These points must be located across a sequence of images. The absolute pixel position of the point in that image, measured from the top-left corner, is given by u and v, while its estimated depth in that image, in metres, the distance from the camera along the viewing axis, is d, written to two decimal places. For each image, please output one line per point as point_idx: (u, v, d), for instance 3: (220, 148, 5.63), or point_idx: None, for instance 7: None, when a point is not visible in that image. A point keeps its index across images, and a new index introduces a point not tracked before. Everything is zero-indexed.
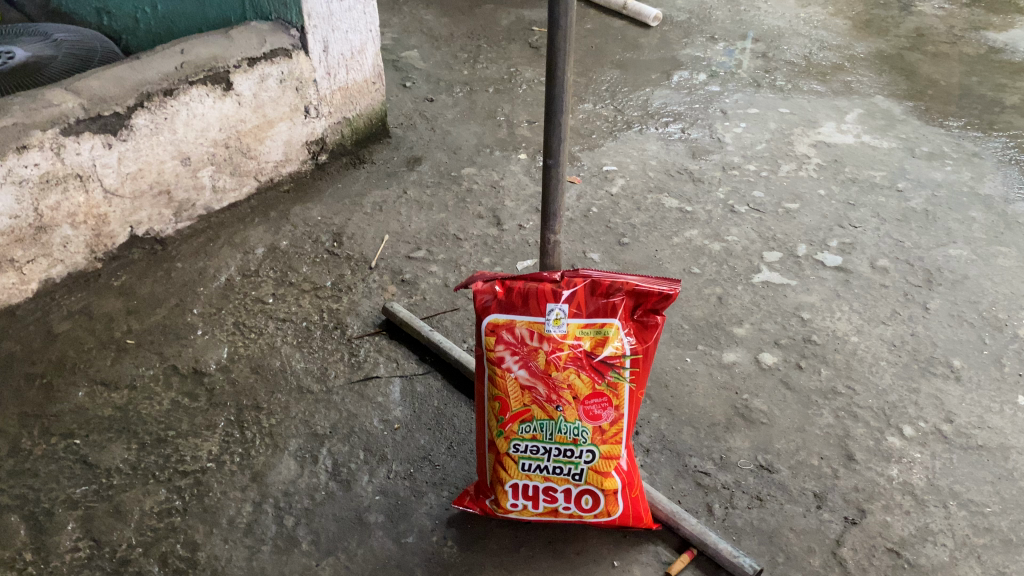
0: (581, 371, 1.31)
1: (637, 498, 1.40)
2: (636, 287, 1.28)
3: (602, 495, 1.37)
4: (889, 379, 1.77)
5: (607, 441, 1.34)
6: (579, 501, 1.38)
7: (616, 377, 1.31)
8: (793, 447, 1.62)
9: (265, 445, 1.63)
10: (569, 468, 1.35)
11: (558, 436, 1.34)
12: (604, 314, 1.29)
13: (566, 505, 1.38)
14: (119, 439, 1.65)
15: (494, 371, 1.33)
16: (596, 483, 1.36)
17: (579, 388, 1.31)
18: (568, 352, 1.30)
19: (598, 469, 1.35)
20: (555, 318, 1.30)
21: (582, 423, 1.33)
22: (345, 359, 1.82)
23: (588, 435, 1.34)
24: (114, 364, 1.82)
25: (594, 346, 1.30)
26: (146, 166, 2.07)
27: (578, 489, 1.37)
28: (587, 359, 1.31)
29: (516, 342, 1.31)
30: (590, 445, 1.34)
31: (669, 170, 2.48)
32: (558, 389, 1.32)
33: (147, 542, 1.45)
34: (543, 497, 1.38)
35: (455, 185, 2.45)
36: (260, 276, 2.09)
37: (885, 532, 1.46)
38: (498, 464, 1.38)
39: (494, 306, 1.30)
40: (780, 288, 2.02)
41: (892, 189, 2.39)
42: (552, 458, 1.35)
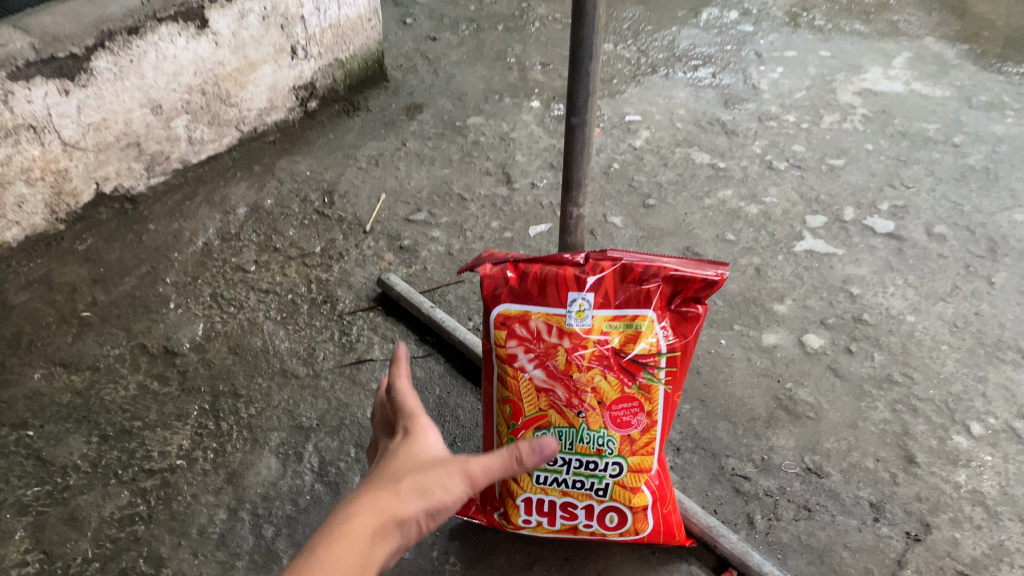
0: (608, 371, 1.10)
1: (669, 515, 1.20)
2: (675, 272, 1.05)
3: (630, 513, 1.17)
4: (951, 367, 1.55)
5: (637, 452, 1.14)
6: (603, 518, 1.18)
7: (649, 378, 1.10)
8: (845, 447, 1.42)
9: (242, 440, 1.43)
10: (591, 483, 1.15)
11: (579, 446, 1.14)
12: (636, 304, 1.07)
13: (587, 522, 1.19)
14: (78, 430, 1.46)
15: (506, 370, 1.12)
16: (623, 499, 1.16)
17: (604, 391, 1.10)
18: (592, 350, 1.09)
19: (625, 483, 1.15)
20: (577, 309, 1.07)
21: (608, 432, 1.12)
22: (335, 339, 1.61)
23: (615, 445, 1.13)
24: (75, 342, 1.62)
25: (624, 342, 1.08)
26: (110, 115, 1.83)
27: (602, 505, 1.17)
28: (615, 358, 1.09)
29: (530, 337, 1.10)
30: (616, 457, 1.14)
31: (699, 121, 2.23)
32: (581, 392, 1.11)
33: (104, 556, 1.27)
34: (560, 514, 1.19)
35: (460, 136, 2.20)
36: (241, 240, 1.87)
37: (954, 552, 1.27)
38: (508, 476, 1.18)
39: (505, 294, 1.09)
40: (826, 258, 1.79)
41: (947, 144, 2.14)
42: (572, 471, 1.15)
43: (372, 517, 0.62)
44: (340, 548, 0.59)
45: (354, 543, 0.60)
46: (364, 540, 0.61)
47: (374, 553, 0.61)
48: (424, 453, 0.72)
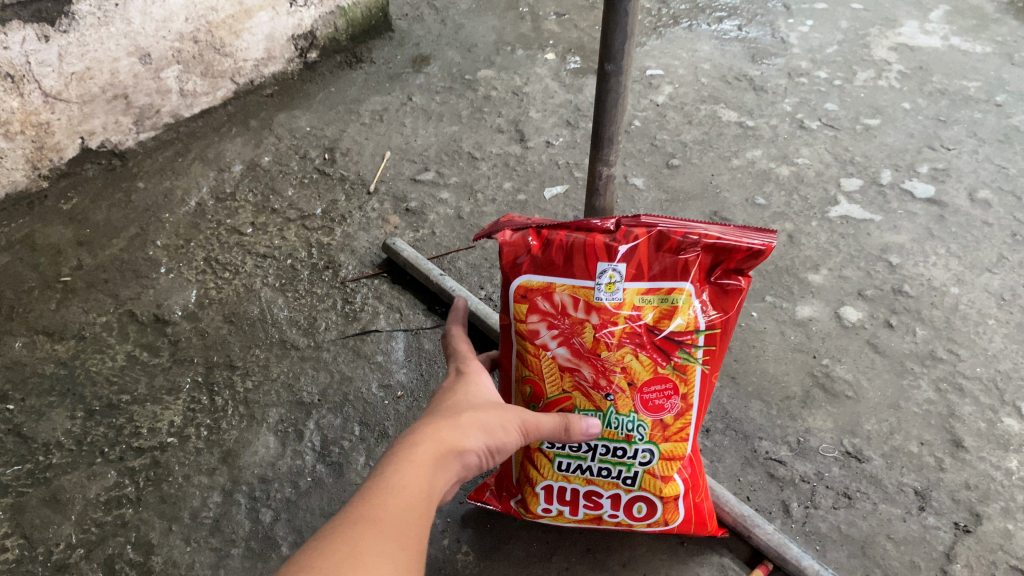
0: (640, 350, 0.97)
1: (700, 505, 1.09)
2: (717, 241, 0.92)
3: (660, 504, 1.06)
4: (999, 343, 1.44)
5: (670, 438, 1.02)
6: (630, 508, 1.07)
7: (686, 358, 0.97)
8: (886, 429, 1.31)
9: (238, 416, 1.33)
10: (619, 470, 1.04)
11: (606, 431, 1.02)
12: (672, 276, 0.94)
13: (613, 513, 1.08)
14: (62, 404, 1.36)
15: (527, 348, 1.00)
16: (653, 489, 1.05)
17: (635, 371, 0.98)
18: (623, 327, 0.96)
19: (656, 472, 1.04)
20: (608, 282, 0.94)
21: (638, 416, 1.01)
22: (337, 308, 1.51)
23: (646, 430, 1.01)
24: (59, 309, 1.52)
25: (658, 318, 0.95)
26: (95, 64, 1.71)
27: (630, 494, 1.06)
28: (648, 336, 0.96)
29: (554, 312, 0.97)
30: (647, 443, 1.02)
31: (726, 76, 2.11)
32: (610, 373, 0.98)
33: (89, 542, 1.17)
34: (583, 504, 1.08)
35: (470, 90, 2.07)
36: (237, 200, 1.75)
37: (1007, 545, 1.16)
38: (527, 462, 1.07)
39: (527, 264, 0.96)
40: (862, 224, 1.68)
41: (989, 103, 2.01)
42: (598, 458, 1.04)
43: (443, 442, 0.70)
44: (417, 464, 0.66)
45: (428, 461, 0.66)
46: (435, 458, 0.68)
47: (443, 472, 0.68)
48: (481, 397, 0.83)
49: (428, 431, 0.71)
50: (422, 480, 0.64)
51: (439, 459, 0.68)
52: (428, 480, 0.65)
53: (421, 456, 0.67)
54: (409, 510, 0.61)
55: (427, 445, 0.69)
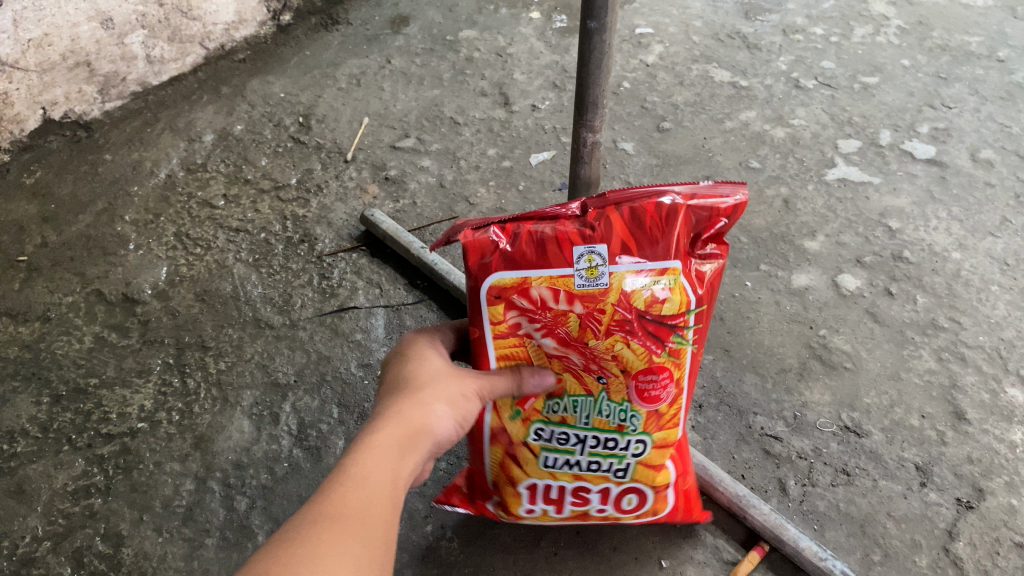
0: (632, 338, 0.83)
1: (688, 489, 1.03)
2: (697, 203, 0.81)
3: (652, 493, 0.97)
4: (1003, 310, 1.39)
5: (664, 427, 0.90)
6: (619, 500, 0.98)
7: (678, 341, 0.84)
8: (887, 402, 1.26)
9: (211, 399, 1.27)
10: (610, 464, 0.93)
11: (597, 420, 0.90)
12: (657, 253, 0.81)
13: (601, 507, 0.98)
14: (27, 389, 1.30)
15: (508, 345, 0.86)
16: (645, 480, 0.95)
17: (628, 360, 0.84)
18: (611, 312, 0.82)
19: (649, 462, 0.93)
20: (588, 265, 0.81)
21: (632, 406, 0.88)
22: (314, 284, 1.44)
23: (640, 421, 0.89)
24: (23, 289, 1.45)
25: (648, 300, 0.82)
26: (53, 29, 1.62)
27: (620, 486, 0.96)
28: (638, 321, 0.82)
29: (533, 308, 0.83)
30: (640, 434, 0.90)
31: (718, 34, 2.03)
32: (599, 362, 0.85)
33: (57, 535, 1.12)
34: (570, 498, 0.97)
35: (452, 52, 1.99)
36: (208, 171, 1.68)
37: (1011, 521, 1.12)
38: (509, 460, 0.95)
39: (497, 262, 0.82)
40: (860, 187, 1.61)
41: (991, 59, 1.94)
42: (588, 452, 0.92)
43: (408, 425, 0.69)
44: (384, 452, 0.65)
45: (394, 447, 0.66)
46: (399, 447, 0.66)
47: (411, 455, 0.67)
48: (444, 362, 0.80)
49: (395, 418, 0.69)
50: (387, 475, 0.63)
51: (405, 445, 0.67)
52: (395, 467, 0.64)
53: (384, 447, 0.65)
54: (373, 503, 0.59)
55: (392, 434, 0.67)
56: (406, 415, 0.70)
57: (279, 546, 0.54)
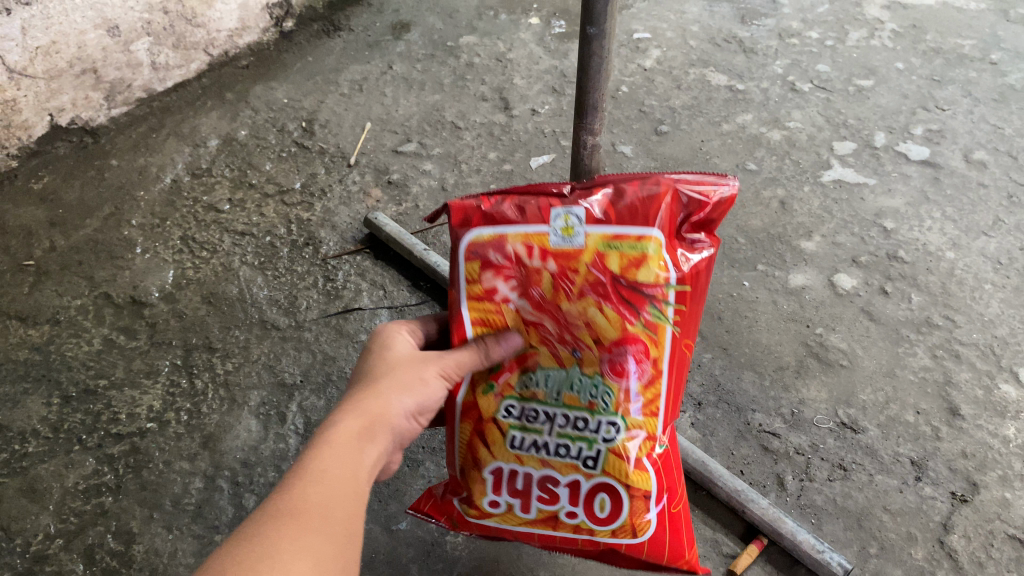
0: (605, 301, 0.72)
1: (678, 513, 0.84)
2: (686, 186, 0.72)
3: (627, 499, 0.79)
4: (996, 308, 1.41)
5: (643, 413, 0.76)
6: (591, 503, 0.80)
7: (657, 315, 0.73)
8: (882, 399, 1.29)
9: (219, 399, 1.30)
10: (580, 450, 0.78)
11: (568, 397, 0.77)
12: (639, 219, 0.71)
13: (571, 510, 0.81)
14: (37, 390, 1.32)
15: (483, 311, 0.75)
16: (619, 477, 0.77)
17: (600, 327, 0.73)
18: (584, 275, 0.72)
19: (624, 453, 0.76)
20: (565, 225, 0.72)
21: (605, 383, 0.75)
22: (319, 286, 1.46)
23: (614, 400, 0.75)
24: (33, 293, 1.47)
25: (625, 266, 0.72)
26: (60, 37, 1.65)
27: (591, 482, 0.79)
28: (612, 283, 0.72)
29: (507, 265, 0.74)
30: (613, 415, 0.76)
31: (715, 38, 2.06)
32: (572, 332, 0.74)
33: (69, 532, 1.14)
34: (537, 496, 0.81)
35: (452, 57, 2.01)
36: (213, 176, 1.70)
37: (1005, 514, 1.14)
38: (473, 439, 0.80)
39: (475, 219, 0.74)
40: (856, 188, 1.64)
41: (984, 62, 1.97)
42: (556, 433, 0.78)
43: (364, 416, 0.65)
44: (341, 445, 0.61)
45: (353, 439, 0.62)
46: (356, 439, 0.62)
47: (371, 447, 0.63)
48: (404, 350, 0.74)
49: (352, 415, 0.64)
50: (342, 477, 0.59)
51: (364, 435, 0.63)
52: (355, 460, 0.61)
53: (343, 441, 0.62)
54: (331, 497, 0.57)
55: (348, 431, 0.63)
56: (362, 407, 0.65)
57: (228, 560, 0.51)
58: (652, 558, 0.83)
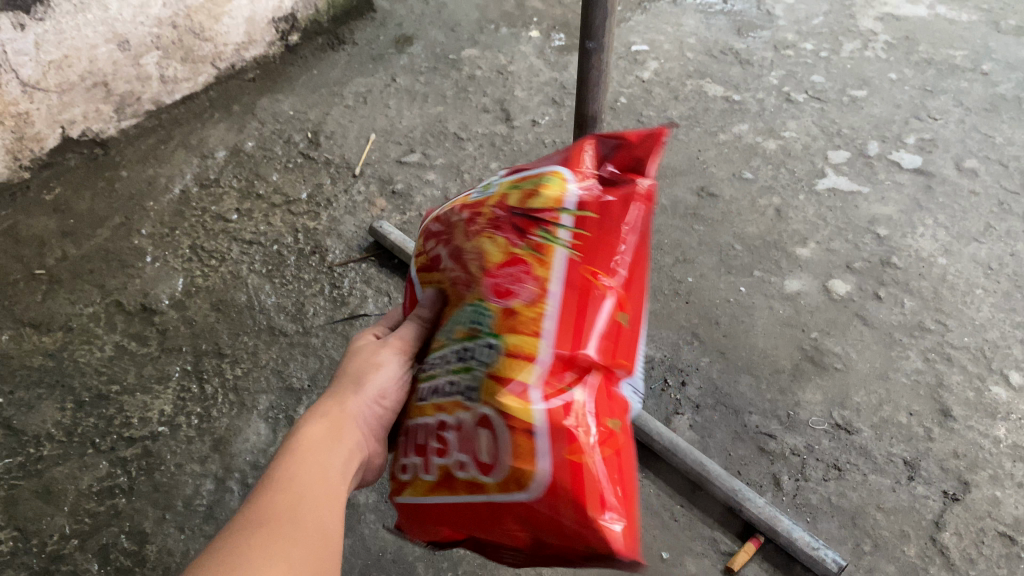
0: (498, 230, 0.61)
1: (609, 466, 0.55)
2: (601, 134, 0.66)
3: (505, 429, 0.54)
4: (987, 313, 1.44)
5: (523, 329, 0.56)
6: (472, 444, 0.55)
7: (546, 237, 0.60)
8: (876, 401, 1.32)
9: (229, 404, 1.33)
10: (464, 384, 0.57)
11: (458, 331, 0.59)
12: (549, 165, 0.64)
13: (460, 469, 0.56)
14: (51, 395, 1.35)
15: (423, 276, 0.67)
16: (500, 407, 0.54)
17: (485, 252, 0.60)
18: (487, 209, 0.63)
19: (506, 372, 0.55)
20: (485, 188, 0.67)
21: (490, 306, 0.58)
22: (325, 293, 1.50)
23: (492, 319, 0.57)
24: (46, 301, 1.51)
25: (525, 196, 0.62)
26: (72, 52, 1.69)
27: (473, 416, 0.56)
28: (510, 215, 0.61)
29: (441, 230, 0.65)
30: (493, 335, 0.57)
31: (712, 50, 2.10)
32: (465, 267, 0.62)
33: (84, 533, 1.17)
34: (424, 448, 0.59)
35: (454, 70, 2.05)
36: (221, 187, 1.74)
37: (995, 512, 1.17)
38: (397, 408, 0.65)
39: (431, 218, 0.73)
40: (849, 197, 1.68)
41: (976, 72, 2.01)
42: (447, 371, 0.59)
43: (327, 419, 0.59)
44: (309, 453, 0.55)
45: (319, 445, 0.56)
46: (323, 443, 0.56)
47: (341, 450, 0.57)
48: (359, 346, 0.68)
49: (313, 422, 0.59)
50: (308, 486, 0.53)
51: (331, 438, 0.57)
52: (325, 465, 0.55)
53: (311, 449, 0.56)
54: (299, 510, 0.51)
55: (313, 434, 0.57)
56: (324, 414, 0.60)
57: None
58: (569, 538, 0.54)
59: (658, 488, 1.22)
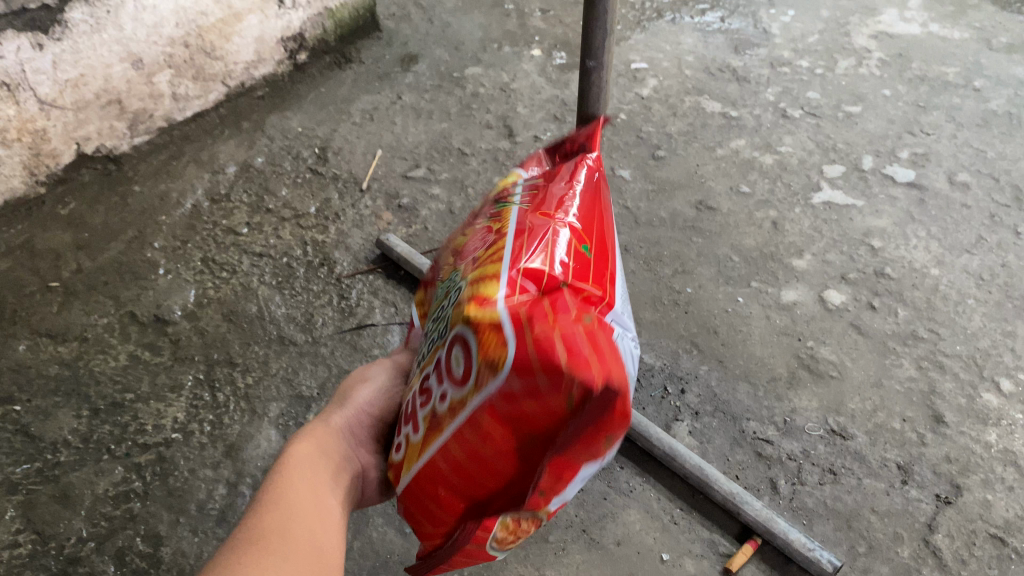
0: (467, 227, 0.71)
1: (584, 324, 0.50)
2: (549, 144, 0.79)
3: (469, 329, 0.52)
4: (979, 322, 1.48)
5: (482, 258, 0.59)
6: (448, 369, 0.55)
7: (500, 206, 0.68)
8: (870, 407, 1.35)
9: (240, 411, 1.37)
10: (440, 331, 0.60)
11: (441, 305, 0.66)
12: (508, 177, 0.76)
13: (441, 393, 0.55)
14: (67, 403, 1.39)
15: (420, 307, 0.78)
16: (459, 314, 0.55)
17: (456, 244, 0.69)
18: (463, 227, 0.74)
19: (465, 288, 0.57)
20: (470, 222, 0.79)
21: (461, 275, 0.62)
22: (333, 304, 1.54)
23: (460, 274, 0.63)
24: (61, 312, 1.55)
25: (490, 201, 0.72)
26: (88, 71, 1.74)
27: (446, 342, 0.56)
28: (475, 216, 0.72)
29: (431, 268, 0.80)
30: (461, 281, 0.61)
31: (709, 68, 2.15)
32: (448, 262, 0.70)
33: (100, 536, 1.21)
34: (417, 410, 0.59)
35: (459, 88, 2.11)
36: (231, 201, 1.78)
37: (986, 515, 1.20)
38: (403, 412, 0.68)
39: None
40: (844, 210, 1.72)
41: (968, 88, 2.06)
42: (432, 337, 0.63)
43: (313, 438, 0.70)
44: (298, 466, 0.64)
45: (306, 460, 0.66)
46: (310, 458, 0.66)
47: (327, 460, 0.67)
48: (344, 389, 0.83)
49: (301, 438, 0.69)
50: (307, 477, 0.63)
51: (317, 455, 0.67)
52: (312, 476, 0.64)
53: (298, 465, 0.65)
54: (292, 509, 0.59)
55: (301, 454, 0.66)
56: (307, 434, 0.71)
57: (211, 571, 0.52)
58: (528, 388, 0.47)
59: (658, 491, 1.26)
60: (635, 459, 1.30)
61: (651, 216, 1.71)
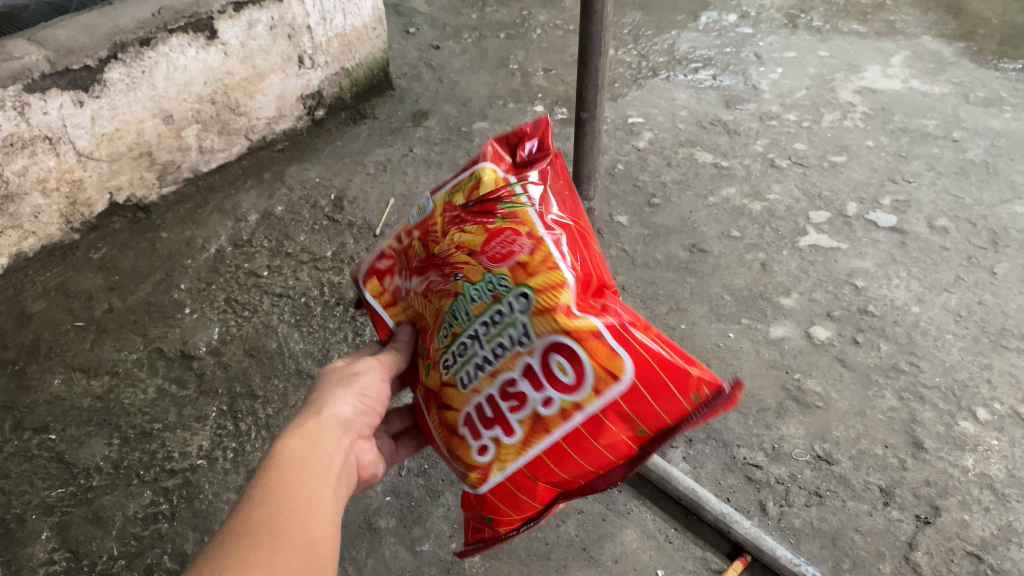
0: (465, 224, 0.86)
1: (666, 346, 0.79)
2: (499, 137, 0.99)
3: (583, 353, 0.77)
4: (957, 355, 1.57)
5: (541, 270, 0.79)
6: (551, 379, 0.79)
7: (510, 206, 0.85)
8: (854, 435, 1.43)
9: (261, 439, 1.46)
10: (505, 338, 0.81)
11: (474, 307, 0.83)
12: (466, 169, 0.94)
13: (542, 395, 0.79)
14: (99, 433, 1.48)
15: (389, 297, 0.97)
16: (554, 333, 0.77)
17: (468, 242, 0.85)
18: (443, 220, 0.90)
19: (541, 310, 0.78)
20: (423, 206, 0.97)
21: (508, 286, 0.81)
22: (348, 340, 1.64)
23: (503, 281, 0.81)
24: (94, 348, 1.65)
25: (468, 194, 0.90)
26: (123, 125, 1.87)
27: (536, 355, 0.79)
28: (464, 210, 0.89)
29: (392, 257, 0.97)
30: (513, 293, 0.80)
31: (702, 121, 2.29)
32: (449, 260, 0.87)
33: (130, 554, 1.29)
34: (513, 421, 0.81)
35: (466, 141, 2.24)
36: (253, 246, 1.90)
37: (963, 533, 1.28)
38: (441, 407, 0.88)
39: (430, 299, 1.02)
40: (830, 252, 1.82)
41: (947, 139, 2.18)
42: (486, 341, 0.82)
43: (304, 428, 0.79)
44: (293, 457, 0.73)
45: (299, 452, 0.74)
46: (301, 451, 0.75)
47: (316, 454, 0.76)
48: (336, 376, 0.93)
49: (299, 429, 0.78)
50: (300, 470, 0.72)
51: (307, 447, 0.76)
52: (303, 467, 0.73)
53: (292, 458, 0.73)
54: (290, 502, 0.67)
55: (293, 445, 0.75)
56: (300, 425, 0.80)
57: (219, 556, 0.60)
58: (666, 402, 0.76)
59: (654, 512, 1.33)
60: (632, 482, 1.38)
61: (647, 258, 1.82)
